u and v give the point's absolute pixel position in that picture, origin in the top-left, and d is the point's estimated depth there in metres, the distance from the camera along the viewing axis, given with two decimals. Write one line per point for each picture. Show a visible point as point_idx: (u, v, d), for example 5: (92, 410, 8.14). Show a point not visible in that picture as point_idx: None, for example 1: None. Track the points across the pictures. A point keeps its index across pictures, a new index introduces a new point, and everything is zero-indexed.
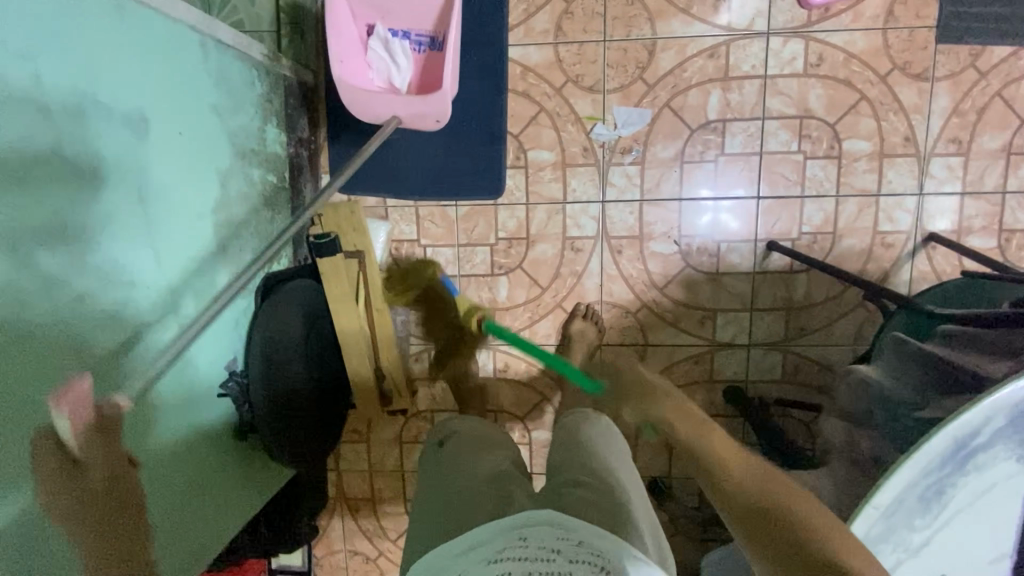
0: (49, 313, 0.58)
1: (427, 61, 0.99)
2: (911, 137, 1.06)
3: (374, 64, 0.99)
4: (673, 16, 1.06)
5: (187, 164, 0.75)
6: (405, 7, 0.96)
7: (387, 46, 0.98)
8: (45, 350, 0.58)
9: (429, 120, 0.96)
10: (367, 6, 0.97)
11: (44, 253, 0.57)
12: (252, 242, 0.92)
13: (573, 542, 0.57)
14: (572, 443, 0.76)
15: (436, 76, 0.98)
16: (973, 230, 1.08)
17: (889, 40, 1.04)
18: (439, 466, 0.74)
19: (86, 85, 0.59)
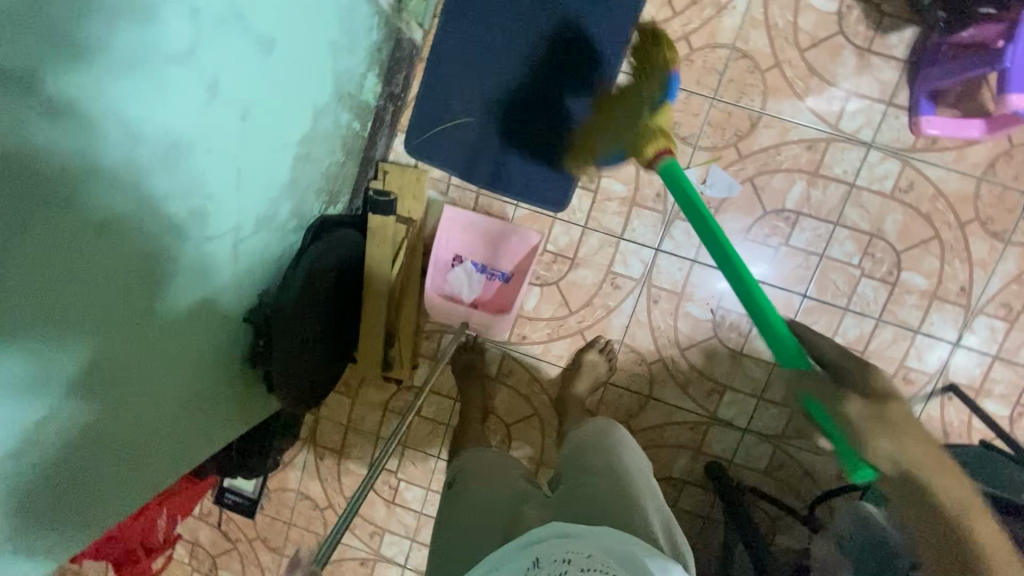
0: (131, 208, 0.56)
1: (498, 290, 1.14)
2: (966, 289, 1.07)
3: (452, 283, 1.13)
4: (787, 97, 1.05)
5: (291, 93, 0.75)
6: (490, 251, 1.14)
7: (468, 272, 1.14)
8: (110, 241, 0.55)
9: (493, 327, 1.11)
10: (461, 243, 1.13)
11: (145, 148, 0.55)
12: (318, 181, 0.92)
13: (584, 552, 0.54)
14: (585, 471, 0.72)
15: (504, 301, 1.13)
16: (992, 393, 1.10)
17: (981, 192, 1.05)
18: (457, 496, 0.77)
19: None
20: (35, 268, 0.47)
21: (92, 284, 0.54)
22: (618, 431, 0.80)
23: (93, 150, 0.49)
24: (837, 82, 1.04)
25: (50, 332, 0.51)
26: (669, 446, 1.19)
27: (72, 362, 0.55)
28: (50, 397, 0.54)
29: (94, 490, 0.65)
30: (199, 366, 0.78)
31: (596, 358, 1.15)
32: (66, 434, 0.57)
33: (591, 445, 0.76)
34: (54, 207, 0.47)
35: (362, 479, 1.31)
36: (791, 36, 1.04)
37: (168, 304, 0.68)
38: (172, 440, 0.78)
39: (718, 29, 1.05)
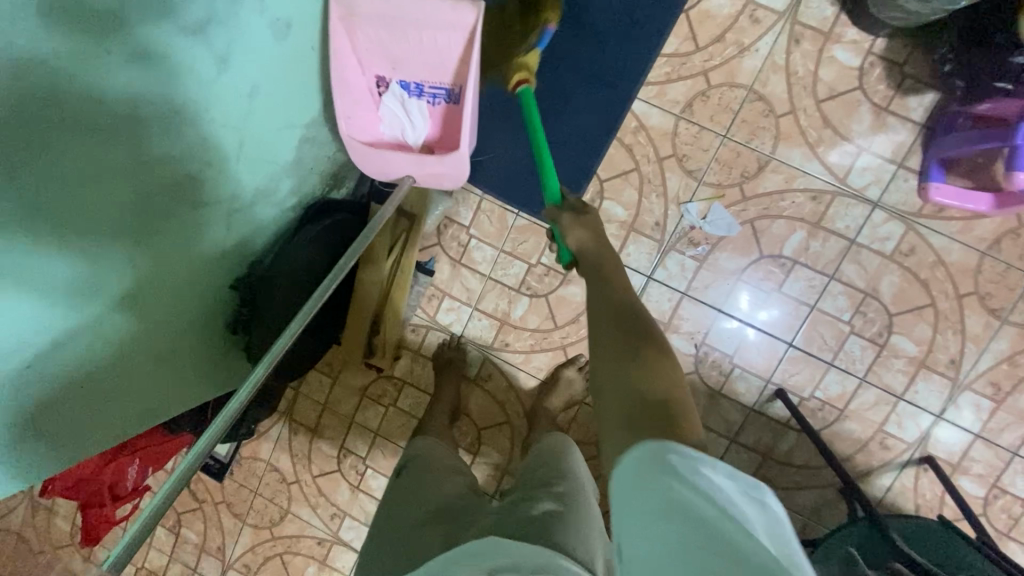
0: (131, 162, 0.61)
1: (445, 120, 0.92)
2: (956, 362, 1.05)
3: (387, 121, 0.91)
4: (798, 145, 1.05)
5: (301, 76, 0.79)
6: (419, 60, 0.86)
7: (403, 103, 0.90)
8: (145, 177, 0.63)
9: (453, 177, 0.90)
10: (377, 58, 0.86)
11: (148, 106, 0.60)
12: (323, 164, 0.96)
13: None
14: (537, 485, 0.79)
15: (454, 135, 0.90)
16: (970, 472, 1.07)
17: (983, 266, 1.03)
18: (402, 486, 0.85)
19: None
20: (64, 173, 0.54)
21: (134, 206, 0.63)
22: (575, 448, 0.87)
23: (91, 96, 0.54)
24: (850, 136, 1.04)
25: (104, 238, 0.60)
26: None
27: (113, 276, 0.63)
28: (63, 311, 0.59)
29: (91, 435, 0.69)
30: (223, 302, 0.88)
31: (574, 376, 1.17)
32: (109, 339, 0.66)
33: (555, 469, 0.81)
34: (90, 133, 0.55)
35: (331, 460, 1.33)
36: (810, 86, 1.04)
37: (205, 242, 0.77)
38: (193, 367, 0.86)
39: (738, 69, 1.05)
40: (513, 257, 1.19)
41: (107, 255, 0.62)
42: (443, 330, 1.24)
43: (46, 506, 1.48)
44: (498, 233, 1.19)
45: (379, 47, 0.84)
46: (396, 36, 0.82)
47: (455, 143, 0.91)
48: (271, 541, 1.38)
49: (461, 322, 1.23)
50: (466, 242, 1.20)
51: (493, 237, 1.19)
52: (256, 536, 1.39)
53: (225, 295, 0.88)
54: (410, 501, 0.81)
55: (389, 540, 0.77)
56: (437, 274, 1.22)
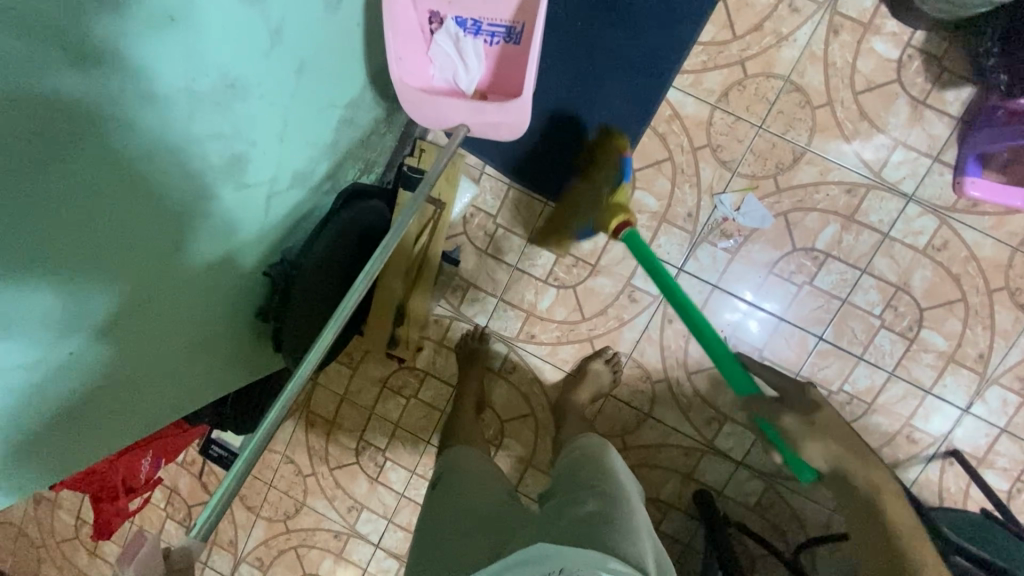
0: (175, 143, 0.57)
1: (500, 62, 0.92)
2: (984, 357, 1.06)
3: (439, 62, 0.90)
4: (833, 137, 1.04)
5: (339, 53, 0.77)
6: None
7: (456, 43, 0.90)
8: (149, 170, 0.56)
9: (509, 127, 0.88)
10: None
11: (201, 81, 0.57)
12: (357, 147, 0.93)
13: None
14: (576, 487, 0.79)
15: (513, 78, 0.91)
16: (994, 465, 1.09)
17: (1014, 261, 1.03)
18: (440, 496, 0.84)
19: None
20: (85, 182, 0.48)
21: (123, 216, 0.54)
22: (614, 452, 0.86)
23: (144, 70, 0.50)
24: (887, 129, 1.03)
25: (83, 264, 0.51)
26: (660, 468, 1.18)
27: (93, 306, 0.54)
28: (76, 338, 0.54)
29: (100, 444, 0.65)
30: (223, 305, 0.79)
31: (601, 369, 1.15)
32: (91, 371, 0.58)
33: (592, 470, 0.81)
34: (116, 128, 0.50)
35: (349, 452, 1.31)
36: (848, 77, 1.03)
37: (198, 245, 0.67)
38: (190, 375, 0.78)
39: (776, 59, 1.04)
40: (541, 247, 1.17)
41: (122, 267, 0.57)
42: (468, 321, 1.21)
43: (48, 499, 1.43)
44: (526, 223, 1.17)
45: None
46: None
47: (512, 85, 0.91)
48: (286, 534, 1.35)
49: (486, 313, 1.21)
50: (493, 231, 1.18)
51: (521, 227, 1.17)
52: (270, 529, 1.36)
53: (229, 293, 0.79)
54: (449, 510, 0.80)
55: (437, 545, 0.75)
56: (462, 263, 1.20)
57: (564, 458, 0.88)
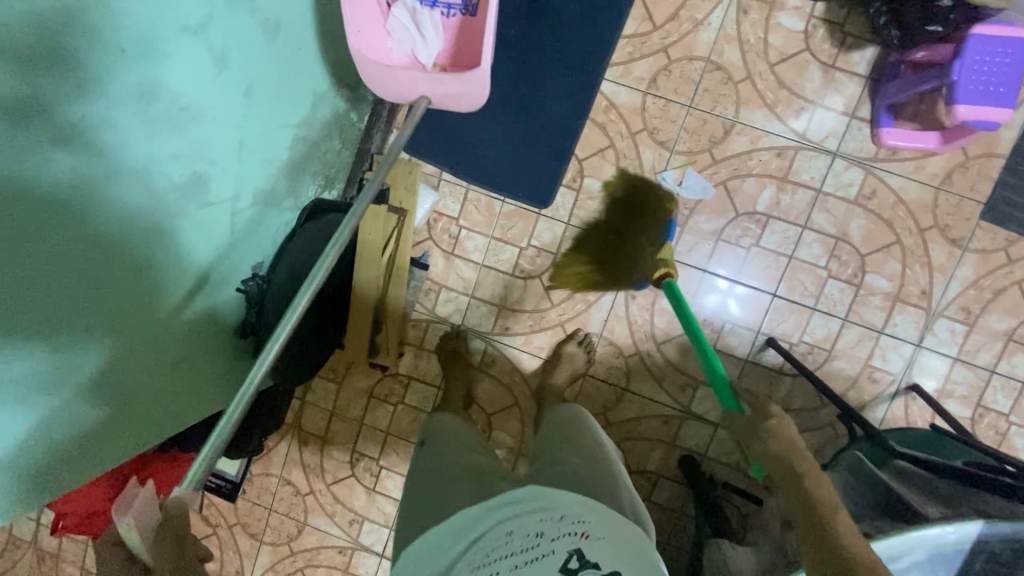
0: (136, 177, 0.63)
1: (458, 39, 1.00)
2: (927, 293, 1.13)
3: (398, 37, 0.96)
4: (758, 107, 1.13)
5: (288, 69, 0.84)
6: None
7: (413, 17, 0.97)
8: (116, 208, 0.62)
9: (473, 96, 0.93)
10: None
11: (153, 112, 0.63)
12: (315, 164, 0.99)
13: (556, 520, 0.62)
14: (561, 444, 0.82)
15: (469, 51, 1.01)
16: (953, 395, 1.15)
17: (939, 201, 1.11)
18: (426, 453, 0.87)
19: None
20: (57, 235, 0.55)
21: (93, 257, 0.60)
22: (587, 412, 0.90)
23: (97, 112, 0.56)
24: (804, 95, 1.12)
25: (60, 308, 0.57)
26: (645, 440, 1.23)
27: (71, 348, 0.60)
28: (55, 394, 0.60)
29: (93, 475, 0.71)
30: (204, 325, 0.84)
31: (576, 350, 1.19)
32: (78, 406, 0.63)
33: (572, 432, 0.85)
34: (59, 193, 0.54)
35: (344, 466, 1.34)
36: (762, 51, 1.12)
37: (167, 273, 0.73)
38: (181, 396, 0.83)
39: (695, 43, 1.13)
40: (504, 243, 1.23)
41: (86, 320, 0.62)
42: (444, 322, 1.27)
43: (51, 554, 1.44)
44: (487, 221, 1.23)
45: None
46: None
47: (468, 60, 1.01)
48: (291, 557, 1.37)
49: (460, 312, 1.26)
50: (456, 233, 1.24)
51: (483, 226, 1.23)
52: (275, 553, 1.37)
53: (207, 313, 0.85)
54: (434, 467, 0.83)
55: (424, 497, 0.78)
56: (431, 267, 1.25)
57: (544, 423, 0.92)
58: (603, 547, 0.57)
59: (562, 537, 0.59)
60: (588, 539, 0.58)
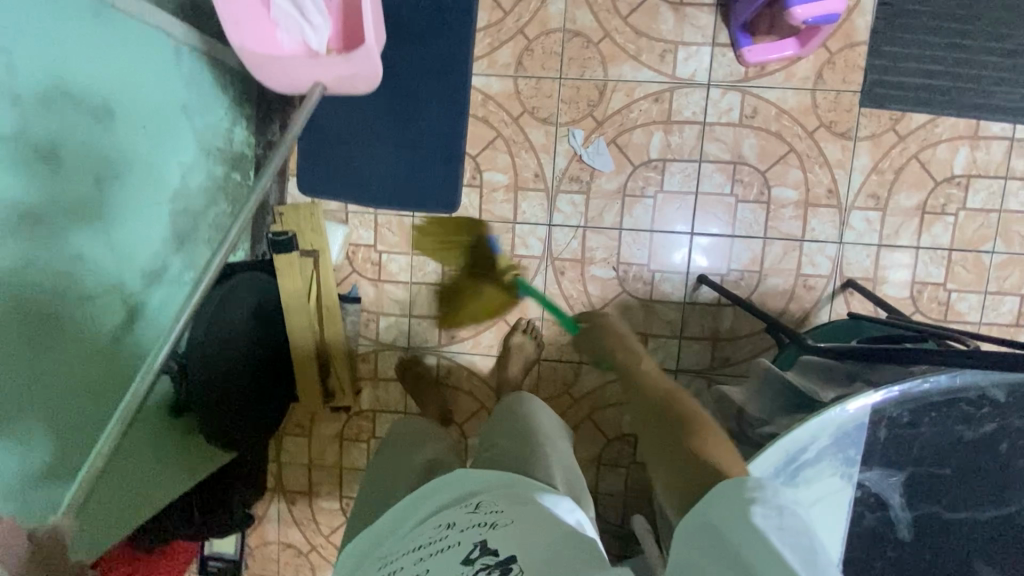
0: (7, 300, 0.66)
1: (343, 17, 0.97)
2: (834, 191, 1.15)
3: (284, 25, 0.92)
4: (624, 61, 1.15)
5: (151, 153, 0.84)
6: None
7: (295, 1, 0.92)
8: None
9: (368, 76, 0.93)
10: None
11: (77, 235, 0.75)
12: (208, 233, 0.98)
13: (470, 512, 0.61)
14: (504, 430, 0.83)
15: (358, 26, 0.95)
16: (888, 279, 1.17)
17: (818, 101, 1.13)
18: (382, 458, 0.88)
19: (64, 68, 0.69)
20: None
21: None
22: (535, 398, 0.90)
23: None
24: (663, 37, 1.14)
25: None
26: (613, 406, 1.24)
27: None
28: None
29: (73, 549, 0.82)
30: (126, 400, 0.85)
31: (522, 340, 1.20)
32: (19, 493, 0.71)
33: (513, 417, 0.85)
34: None
35: (337, 514, 1.33)
36: (611, 7, 1.14)
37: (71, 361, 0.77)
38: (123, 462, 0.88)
39: (547, 17, 1.15)
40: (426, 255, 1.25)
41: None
42: (391, 347, 1.28)
43: None
44: (404, 240, 1.24)
45: None
46: None
47: (360, 36, 0.95)
48: None
49: (404, 334, 1.27)
50: (378, 259, 1.25)
51: (401, 245, 1.25)
52: None
53: None
54: (388, 471, 0.84)
55: (372, 502, 0.82)
56: (364, 298, 1.26)
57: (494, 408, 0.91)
58: (507, 531, 0.55)
59: (471, 528, 0.57)
60: (495, 529, 0.56)
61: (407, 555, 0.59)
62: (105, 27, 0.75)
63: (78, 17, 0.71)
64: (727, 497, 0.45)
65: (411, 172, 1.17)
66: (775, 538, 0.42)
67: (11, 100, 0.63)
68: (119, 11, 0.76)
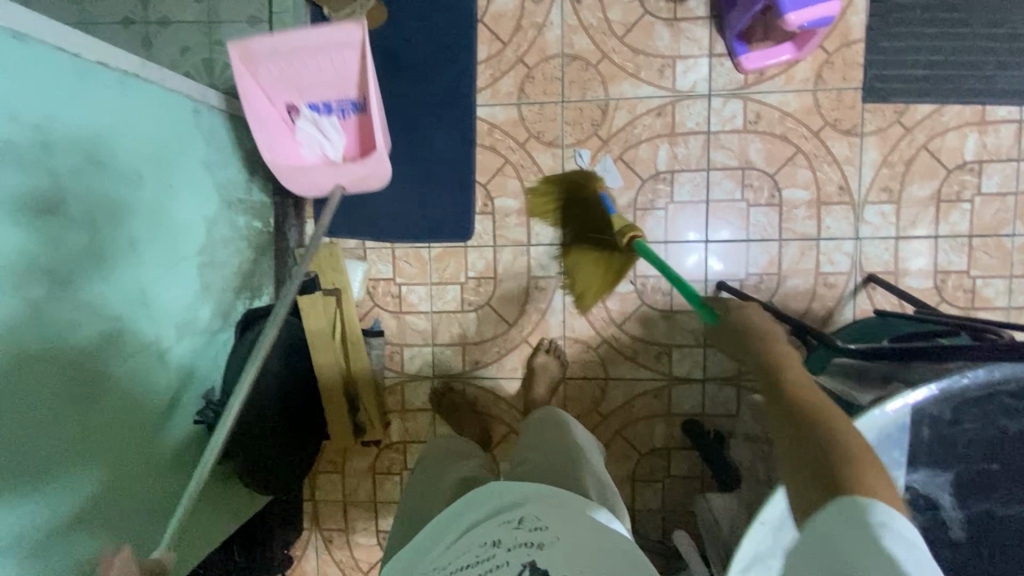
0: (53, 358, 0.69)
1: (356, 129, 1.02)
2: (845, 187, 1.16)
3: (307, 143, 1.00)
4: (624, 79, 1.17)
5: (176, 210, 0.87)
6: (322, 81, 0.97)
7: (316, 122, 1.00)
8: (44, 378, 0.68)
9: (375, 176, 1.00)
10: (282, 88, 0.97)
11: (114, 294, 0.77)
12: (234, 280, 1.02)
13: (513, 528, 0.61)
14: (539, 445, 0.86)
15: (370, 134, 1.01)
16: (910, 271, 1.16)
17: (820, 101, 1.14)
18: (418, 477, 0.89)
19: (96, 137, 0.73)
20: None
21: (27, 423, 0.66)
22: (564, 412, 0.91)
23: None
24: (660, 53, 1.16)
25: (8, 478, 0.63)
26: (644, 420, 1.23)
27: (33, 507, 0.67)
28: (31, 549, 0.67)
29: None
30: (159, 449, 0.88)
31: (547, 360, 1.21)
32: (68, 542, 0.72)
33: (549, 431, 0.87)
34: None
35: (375, 548, 1.33)
36: (607, 29, 1.17)
37: (113, 414, 0.79)
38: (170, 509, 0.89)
39: (545, 44, 1.18)
40: (444, 284, 1.26)
41: (31, 474, 0.66)
42: (417, 377, 1.29)
43: None
44: (422, 270, 1.26)
45: (280, 79, 0.96)
46: (290, 60, 0.93)
47: (372, 143, 1.00)
48: None
49: (428, 364, 1.28)
50: (398, 292, 1.27)
51: (419, 276, 1.26)
52: None
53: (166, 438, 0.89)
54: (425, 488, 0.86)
55: (410, 521, 0.84)
56: (387, 331, 1.28)
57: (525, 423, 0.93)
58: (556, 554, 0.56)
59: (518, 549, 0.58)
60: (543, 548, 0.58)
61: (453, 570, 0.60)
62: (131, 97, 0.79)
63: (105, 88, 0.74)
64: (848, 518, 0.43)
65: (423, 205, 1.20)
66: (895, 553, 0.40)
67: (48, 169, 0.66)
68: (140, 79, 0.80)
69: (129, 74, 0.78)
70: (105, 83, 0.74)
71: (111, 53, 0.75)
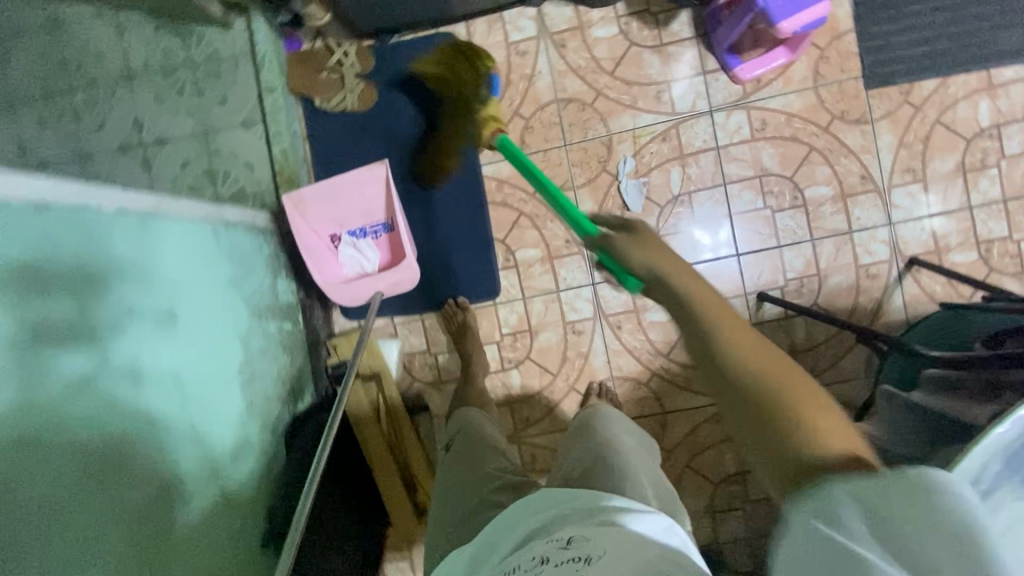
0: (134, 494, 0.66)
1: (389, 245, 1.12)
2: (867, 175, 1.13)
3: (348, 263, 1.11)
4: (622, 112, 1.17)
5: (213, 338, 0.86)
6: (359, 209, 1.11)
7: (355, 244, 1.12)
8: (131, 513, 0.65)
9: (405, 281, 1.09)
10: (326, 223, 1.11)
11: (169, 433, 0.74)
12: (275, 386, 1.01)
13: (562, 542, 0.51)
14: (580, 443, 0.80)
15: (400, 245, 1.11)
16: (952, 247, 1.12)
17: (823, 97, 1.13)
18: (449, 460, 0.88)
19: (137, 278, 0.73)
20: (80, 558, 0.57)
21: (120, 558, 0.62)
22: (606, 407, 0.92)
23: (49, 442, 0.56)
24: (653, 80, 1.16)
25: None
26: (713, 447, 1.18)
27: None
28: None
29: None
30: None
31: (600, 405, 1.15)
32: None
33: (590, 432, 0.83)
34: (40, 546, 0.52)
35: None
36: (597, 67, 1.17)
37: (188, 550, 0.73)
38: None
39: (538, 93, 1.18)
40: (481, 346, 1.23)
41: None
42: None
43: None
44: None
45: (326, 213, 1.10)
46: (332, 195, 1.07)
47: (403, 252, 1.10)
48: None
49: None
50: (435, 363, 1.24)
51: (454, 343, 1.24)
52: None
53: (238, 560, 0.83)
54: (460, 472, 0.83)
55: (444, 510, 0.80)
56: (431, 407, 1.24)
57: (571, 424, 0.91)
58: (611, 566, 0.45)
59: (566, 563, 0.47)
60: (592, 563, 0.46)
61: None
62: (160, 235, 0.79)
63: (139, 229, 0.75)
64: None
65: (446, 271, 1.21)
66: (920, 544, 0.36)
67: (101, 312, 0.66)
68: (165, 215, 0.81)
69: (148, 215, 0.78)
70: (138, 226, 0.75)
71: (132, 198, 0.76)
